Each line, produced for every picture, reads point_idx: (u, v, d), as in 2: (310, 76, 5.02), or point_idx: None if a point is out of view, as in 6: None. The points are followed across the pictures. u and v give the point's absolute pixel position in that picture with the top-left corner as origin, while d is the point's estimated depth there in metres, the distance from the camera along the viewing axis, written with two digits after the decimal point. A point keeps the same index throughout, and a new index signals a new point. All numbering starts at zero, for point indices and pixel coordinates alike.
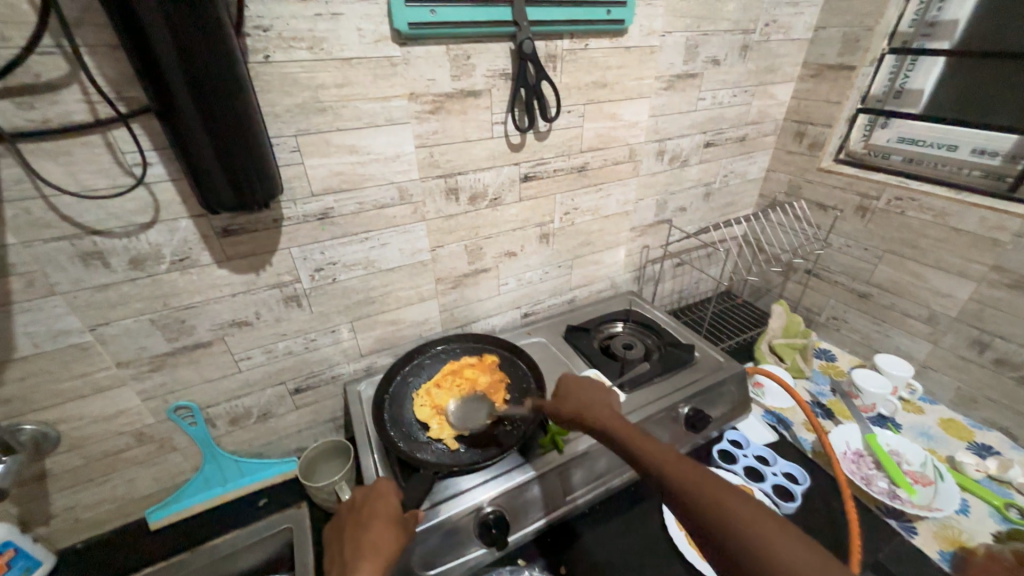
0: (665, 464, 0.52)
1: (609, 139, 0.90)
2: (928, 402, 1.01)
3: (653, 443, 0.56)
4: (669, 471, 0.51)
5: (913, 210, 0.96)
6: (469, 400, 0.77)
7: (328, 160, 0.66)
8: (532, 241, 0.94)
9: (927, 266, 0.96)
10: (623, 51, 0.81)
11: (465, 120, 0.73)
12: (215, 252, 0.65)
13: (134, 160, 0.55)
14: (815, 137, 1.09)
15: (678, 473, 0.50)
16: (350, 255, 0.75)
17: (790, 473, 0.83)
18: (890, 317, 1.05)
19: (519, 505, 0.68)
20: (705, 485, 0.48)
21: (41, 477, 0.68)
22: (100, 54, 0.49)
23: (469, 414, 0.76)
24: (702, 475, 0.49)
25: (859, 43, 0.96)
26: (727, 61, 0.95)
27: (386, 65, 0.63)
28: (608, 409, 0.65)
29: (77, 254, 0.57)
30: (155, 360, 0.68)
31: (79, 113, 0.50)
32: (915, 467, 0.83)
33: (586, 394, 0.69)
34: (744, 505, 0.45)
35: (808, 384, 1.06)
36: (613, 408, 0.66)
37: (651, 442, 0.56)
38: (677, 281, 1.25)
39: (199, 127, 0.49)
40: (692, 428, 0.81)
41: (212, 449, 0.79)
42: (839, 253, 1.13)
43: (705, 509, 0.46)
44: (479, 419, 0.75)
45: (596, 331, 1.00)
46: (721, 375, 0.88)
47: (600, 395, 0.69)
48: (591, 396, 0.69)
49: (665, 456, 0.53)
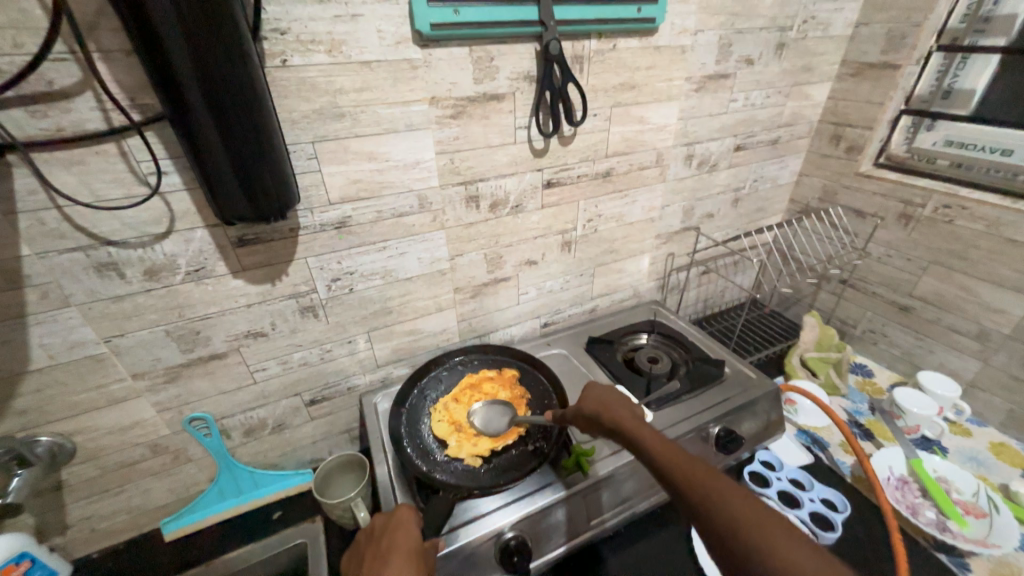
0: (674, 462, 0.49)
1: (636, 143, 0.85)
2: (976, 424, 0.95)
3: (662, 439, 0.53)
4: (677, 470, 0.48)
5: (963, 219, 0.89)
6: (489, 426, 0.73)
7: (345, 168, 0.63)
8: (554, 249, 0.90)
9: (977, 279, 0.90)
10: (653, 51, 0.77)
11: (488, 125, 0.70)
12: (231, 262, 0.63)
13: (149, 169, 0.53)
14: (853, 140, 1.03)
15: (688, 473, 0.47)
16: (368, 265, 0.72)
17: (828, 499, 0.77)
18: (934, 332, 0.99)
19: (541, 530, 0.65)
20: (717, 485, 0.45)
21: (57, 487, 0.67)
22: (115, 60, 0.47)
23: (492, 416, 0.75)
24: (713, 475, 0.46)
25: (905, 40, 0.90)
26: (762, 60, 0.90)
27: (407, 68, 0.61)
28: (619, 402, 0.62)
29: (92, 265, 0.55)
30: (171, 371, 0.67)
31: (94, 122, 0.49)
32: (967, 497, 0.77)
33: (598, 388, 0.66)
34: (756, 508, 0.42)
35: (844, 401, 1.01)
36: (623, 402, 0.63)
37: (660, 437, 0.54)
38: (702, 290, 1.20)
39: (216, 136, 0.47)
40: (724, 449, 0.76)
41: (227, 461, 0.78)
42: (877, 263, 1.07)
43: (714, 510, 0.43)
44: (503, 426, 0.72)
45: (619, 343, 0.96)
46: (753, 393, 0.83)
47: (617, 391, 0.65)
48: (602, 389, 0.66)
49: (675, 453, 0.50)
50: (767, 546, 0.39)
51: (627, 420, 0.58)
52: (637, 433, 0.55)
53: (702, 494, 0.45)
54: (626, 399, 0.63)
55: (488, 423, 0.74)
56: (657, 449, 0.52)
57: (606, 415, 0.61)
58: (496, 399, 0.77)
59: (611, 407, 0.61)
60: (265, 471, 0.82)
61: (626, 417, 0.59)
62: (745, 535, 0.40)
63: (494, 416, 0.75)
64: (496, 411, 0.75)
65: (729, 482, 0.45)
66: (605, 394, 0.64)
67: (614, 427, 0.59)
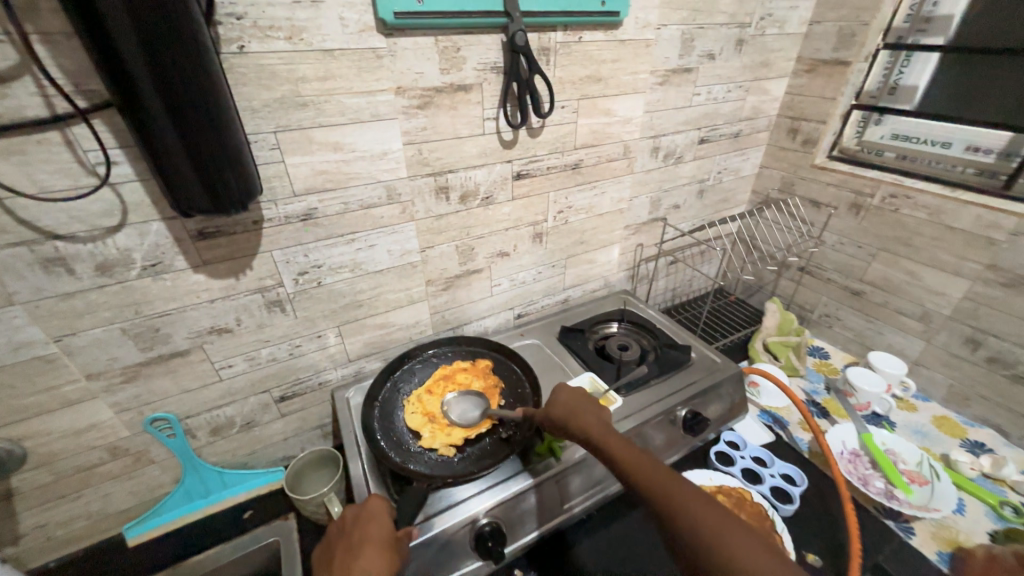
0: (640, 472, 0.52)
1: (603, 136, 0.87)
2: (921, 400, 1.01)
3: (629, 449, 0.55)
4: (644, 482, 0.50)
5: (907, 209, 0.95)
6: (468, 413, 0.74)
7: (310, 158, 0.62)
8: (525, 241, 0.91)
9: (920, 264, 0.96)
10: (618, 44, 0.78)
11: (455, 116, 0.70)
12: (190, 257, 0.61)
13: (97, 158, 0.51)
14: (809, 134, 1.08)
15: (654, 484, 0.50)
16: (336, 257, 0.71)
17: (787, 474, 0.82)
18: (883, 315, 1.05)
19: (516, 516, 0.66)
20: (682, 495, 0.47)
21: (7, 496, 0.64)
22: (56, 43, 0.45)
23: (465, 407, 0.75)
24: (678, 485, 0.49)
25: (854, 39, 0.95)
26: (723, 55, 0.93)
27: (371, 57, 0.60)
28: (586, 408, 0.64)
29: (38, 260, 0.53)
30: (128, 371, 0.64)
31: (34, 108, 0.46)
32: (912, 466, 0.83)
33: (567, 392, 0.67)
34: (718, 515, 0.45)
35: (803, 383, 1.06)
36: (591, 406, 0.64)
37: (627, 446, 0.56)
38: (671, 279, 1.24)
39: (167, 123, 0.46)
40: (690, 431, 0.80)
41: (193, 462, 0.76)
42: (832, 251, 1.12)
43: (680, 521, 0.46)
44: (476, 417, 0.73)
45: (590, 332, 0.98)
46: (718, 376, 0.87)
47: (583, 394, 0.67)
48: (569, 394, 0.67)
49: (641, 462, 0.53)
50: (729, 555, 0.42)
51: (594, 428, 0.60)
52: (604, 443, 0.57)
53: (669, 505, 0.47)
54: (592, 404, 0.64)
55: (461, 415, 0.74)
56: (624, 459, 0.54)
57: (575, 423, 0.62)
58: (469, 391, 0.77)
59: (580, 415, 0.62)
60: (234, 471, 0.81)
61: (593, 425, 0.60)
62: (710, 545, 0.43)
63: (467, 408, 0.75)
64: (470, 403, 0.75)
65: (693, 491, 0.48)
66: (572, 401, 0.65)
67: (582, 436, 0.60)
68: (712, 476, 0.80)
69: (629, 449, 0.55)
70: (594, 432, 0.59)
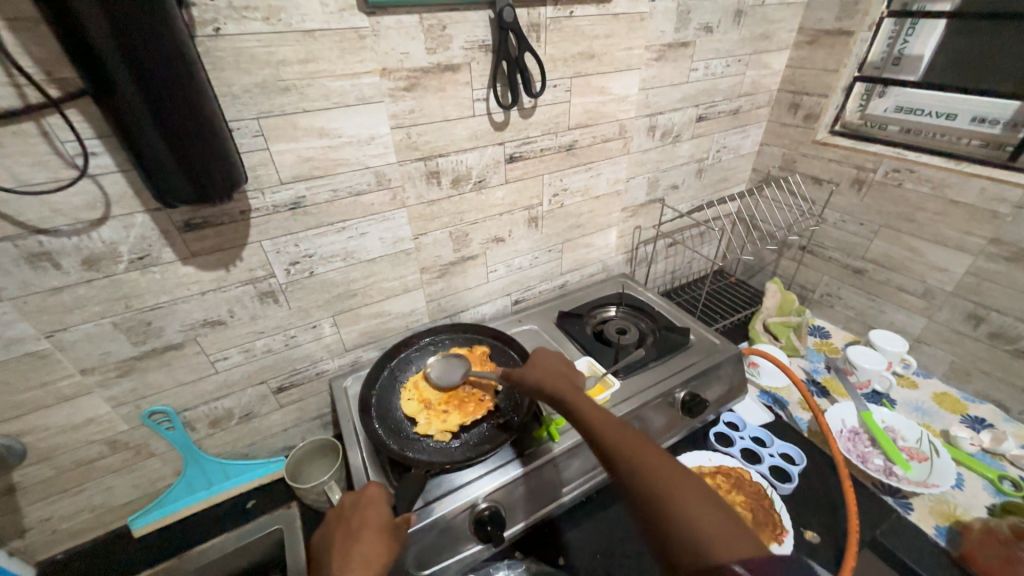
0: (609, 434, 0.53)
1: (598, 115, 0.85)
2: (922, 377, 1.01)
3: (601, 412, 0.57)
4: (612, 440, 0.52)
5: (911, 183, 0.93)
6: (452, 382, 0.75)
7: (296, 145, 0.61)
8: (521, 226, 0.90)
9: (923, 240, 0.94)
10: (611, 18, 0.75)
11: (444, 98, 0.68)
12: (178, 249, 0.60)
13: (76, 150, 0.50)
14: (810, 109, 1.05)
15: (622, 443, 0.51)
16: (327, 246, 0.70)
17: (787, 453, 0.82)
18: (885, 293, 1.04)
19: (515, 500, 0.67)
20: (648, 456, 0.49)
21: (10, 491, 0.65)
22: (23, 29, 0.43)
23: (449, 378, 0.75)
24: (645, 445, 0.51)
25: (857, 7, 0.92)
26: (721, 28, 0.90)
27: (354, 37, 0.58)
28: (562, 373, 0.67)
29: (22, 256, 0.52)
30: (123, 365, 0.64)
31: (5, 99, 0.45)
32: (911, 443, 0.83)
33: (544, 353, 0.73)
34: (678, 475, 0.47)
35: (803, 362, 1.06)
36: (569, 377, 0.67)
37: (600, 410, 0.57)
38: (670, 262, 1.23)
39: (142, 107, 0.44)
40: (689, 413, 0.79)
41: (193, 453, 0.76)
42: (834, 229, 1.11)
43: (642, 476, 0.48)
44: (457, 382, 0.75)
45: (588, 316, 0.97)
46: (717, 358, 0.86)
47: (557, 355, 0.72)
48: (551, 364, 0.69)
49: (612, 425, 0.54)
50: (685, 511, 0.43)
51: (570, 392, 0.62)
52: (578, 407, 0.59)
53: (635, 461, 0.49)
54: (571, 376, 0.67)
55: (443, 377, 0.76)
56: (597, 420, 0.56)
57: (551, 387, 0.64)
58: (451, 358, 0.79)
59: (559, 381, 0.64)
60: (235, 462, 0.81)
61: (570, 390, 0.62)
62: (668, 500, 0.45)
63: (449, 370, 0.77)
64: (451, 366, 0.77)
65: (658, 453, 0.50)
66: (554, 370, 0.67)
67: (557, 399, 0.62)
68: (712, 456, 0.80)
69: (600, 412, 0.57)
70: (570, 397, 0.61)
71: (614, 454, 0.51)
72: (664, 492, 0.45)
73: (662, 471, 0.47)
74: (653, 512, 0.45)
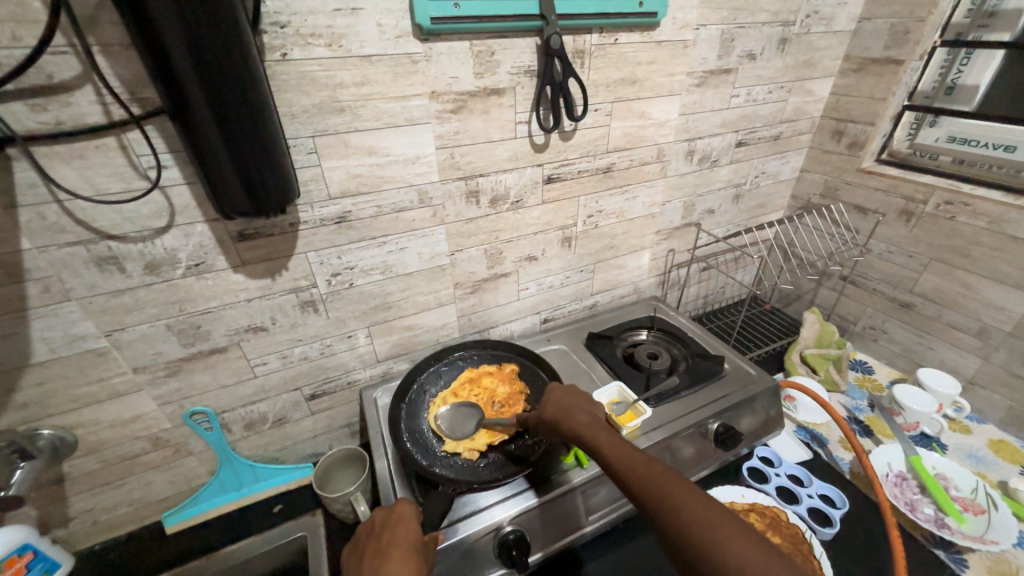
0: (631, 471, 0.50)
1: (637, 139, 0.85)
2: (975, 421, 0.95)
3: (620, 448, 0.54)
4: (634, 481, 0.49)
5: (965, 216, 0.89)
6: (460, 416, 0.73)
7: (346, 162, 0.63)
8: (554, 245, 0.90)
9: (978, 276, 0.89)
10: (655, 45, 0.76)
11: (488, 120, 0.70)
12: (231, 257, 0.63)
13: (149, 163, 0.53)
14: (854, 136, 1.03)
15: (645, 480, 0.48)
16: (368, 260, 0.72)
17: (826, 495, 0.78)
18: (934, 329, 0.99)
19: (541, 525, 0.66)
20: (672, 488, 0.46)
21: (59, 481, 0.68)
22: (113, 53, 0.47)
23: (458, 420, 0.73)
24: (669, 478, 0.47)
25: (908, 36, 0.90)
26: (764, 55, 0.90)
27: (407, 62, 0.60)
28: (577, 411, 0.64)
29: (92, 259, 0.56)
30: (172, 365, 0.67)
31: (93, 115, 0.49)
32: (965, 493, 0.78)
33: (558, 393, 0.69)
34: (706, 508, 0.43)
35: (843, 398, 1.01)
36: (585, 408, 0.65)
37: (619, 444, 0.55)
38: (702, 286, 1.20)
39: (214, 129, 0.47)
40: (723, 446, 0.77)
41: (228, 454, 0.78)
42: (879, 260, 1.06)
43: (670, 516, 0.44)
44: (467, 427, 0.72)
45: (619, 339, 0.96)
46: (754, 390, 0.83)
47: (576, 394, 0.68)
48: (562, 396, 0.68)
49: (631, 461, 0.51)
50: (721, 549, 0.39)
51: (583, 426, 0.60)
52: (595, 445, 0.57)
53: (659, 500, 0.46)
54: (580, 410, 0.64)
55: (453, 426, 0.72)
56: (615, 457, 0.53)
57: (567, 425, 0.62)
58: (462, 397, 0.76)
59: (572, 418, 0.62)
60: (265, 465, 0.83)
61: (583, 423, 0.60)
62: (701, 541, 0.41)
63: (460, 419, 0.73)
64: (461, 416, 0.73)
65: (682, 483, 0.46)
66: (565, 407, 0.65)
67: (576, 437, 0.60)
68: (746, 492, 0.76)
69: (619, 447, 0.54)
70: (586, 435, 0.58)
71: (638, 494, 0.48)
72: (695, 531, 0.42)
73: (687, 506, 0.43)
74: (690, 555, 0.42)
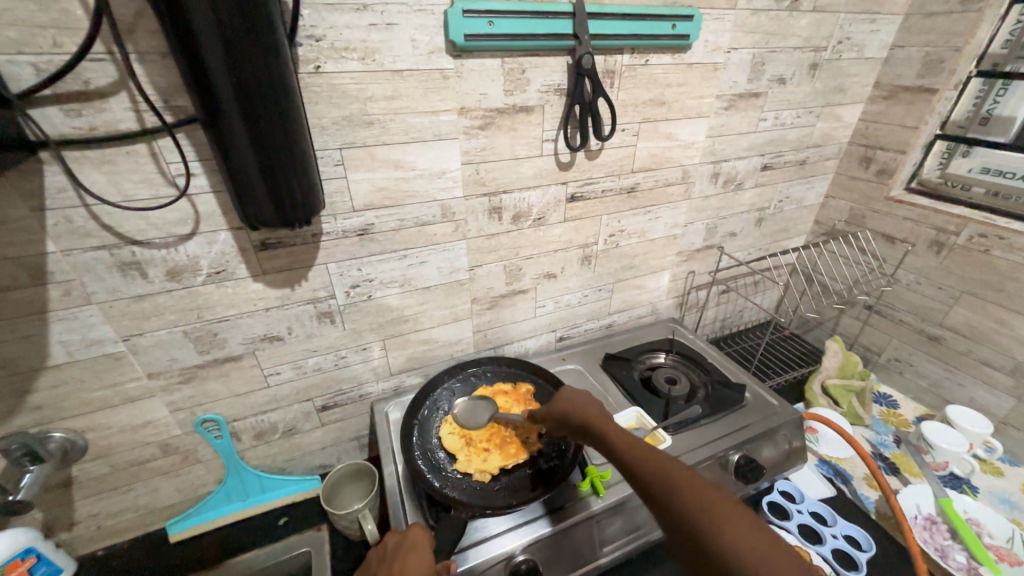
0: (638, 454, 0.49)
1: (663, 160, 0.84)
2: (1008, 464, 0.91)
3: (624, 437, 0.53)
4: (640, 469, 0.48)
5: (1000, 250, 0.86)
6: (475, 409, 0.76)
7: (371, 175, 0.63)
8: (574, 263, 0.89)
9: (1012, 312, 0.86)
10: (685, 67, 0.75)
11: (515, 137, 0.69)
12: (252, 266, 0.63)
13: (178, 170, 0.53)
14: (883, 164, 1.01)
15: (653, 469, 0.47)
16: (387, 272, 0.72)
17: (852, 536, 0.75)
18: (964, 365, 0.96)
19: (552, 557, 0.63)
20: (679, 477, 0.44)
21: (66, 484, 0.67)
22: (151, 62, 0.47)
23: (474, 415, 0.75)
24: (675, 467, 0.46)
25: (943, 65, 0.88)
26: (794, 79, 0.89)
27: (439, 77, 0.60)
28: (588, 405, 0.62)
29: (116, 264, 0.55)
30: (186, 372, 0.66)
31: (126, 122, 0.49)
32: (999, 542, 0.74)
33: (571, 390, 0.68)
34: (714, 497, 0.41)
35: (868, 433, 0.98)
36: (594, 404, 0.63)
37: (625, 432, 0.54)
38: (720, 309, 1.18)
39: (246, 140, 0.47)
40: (743, 479, 0.73)
41: (236, 463, 0.77)
42: (906, 290, 1.03)
43: (679, 503, 0.42)
44: (479, 421, 0.74)
45: (636, 361, 0.94)
46: (775, 421, 0.80)
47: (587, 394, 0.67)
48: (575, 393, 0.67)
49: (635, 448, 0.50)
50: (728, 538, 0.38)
51: (594, 417, 0.59)
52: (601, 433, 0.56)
53: (666, 488, 0.44)
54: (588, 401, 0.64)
55: (467, 419, 0.74)
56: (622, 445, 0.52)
57: (579, 412, 0.61)
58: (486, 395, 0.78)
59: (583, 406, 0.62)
60: (272, 476, 0.81)
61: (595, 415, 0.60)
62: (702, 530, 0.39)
63: (475, 413, 0.75)
64: (476, 409, 0.76)
65: (689, 473, 0.45)
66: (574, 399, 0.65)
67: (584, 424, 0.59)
68: None
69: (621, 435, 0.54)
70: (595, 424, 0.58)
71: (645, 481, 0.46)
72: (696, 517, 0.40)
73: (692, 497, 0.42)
74: (688, 541, 0.40)
